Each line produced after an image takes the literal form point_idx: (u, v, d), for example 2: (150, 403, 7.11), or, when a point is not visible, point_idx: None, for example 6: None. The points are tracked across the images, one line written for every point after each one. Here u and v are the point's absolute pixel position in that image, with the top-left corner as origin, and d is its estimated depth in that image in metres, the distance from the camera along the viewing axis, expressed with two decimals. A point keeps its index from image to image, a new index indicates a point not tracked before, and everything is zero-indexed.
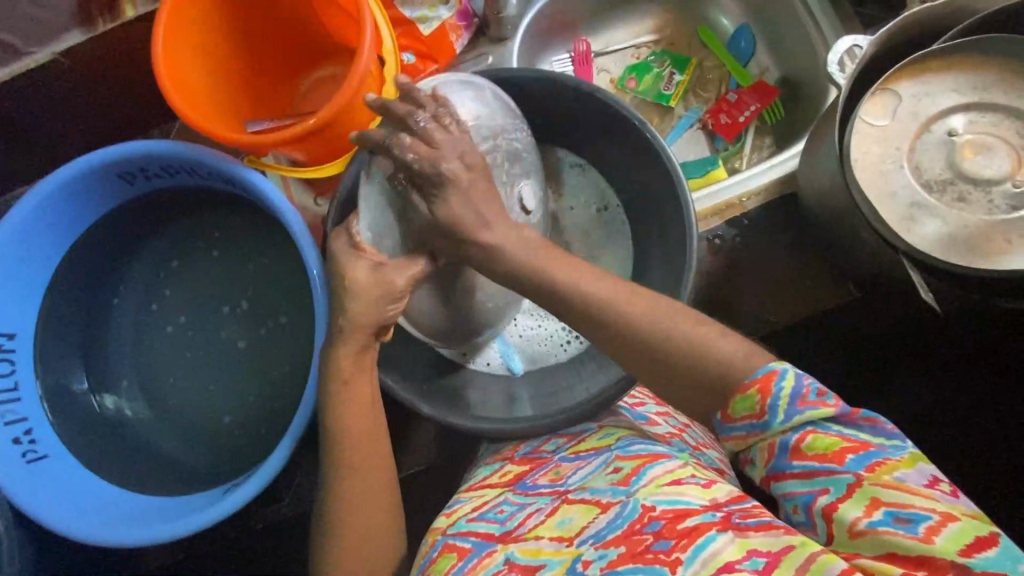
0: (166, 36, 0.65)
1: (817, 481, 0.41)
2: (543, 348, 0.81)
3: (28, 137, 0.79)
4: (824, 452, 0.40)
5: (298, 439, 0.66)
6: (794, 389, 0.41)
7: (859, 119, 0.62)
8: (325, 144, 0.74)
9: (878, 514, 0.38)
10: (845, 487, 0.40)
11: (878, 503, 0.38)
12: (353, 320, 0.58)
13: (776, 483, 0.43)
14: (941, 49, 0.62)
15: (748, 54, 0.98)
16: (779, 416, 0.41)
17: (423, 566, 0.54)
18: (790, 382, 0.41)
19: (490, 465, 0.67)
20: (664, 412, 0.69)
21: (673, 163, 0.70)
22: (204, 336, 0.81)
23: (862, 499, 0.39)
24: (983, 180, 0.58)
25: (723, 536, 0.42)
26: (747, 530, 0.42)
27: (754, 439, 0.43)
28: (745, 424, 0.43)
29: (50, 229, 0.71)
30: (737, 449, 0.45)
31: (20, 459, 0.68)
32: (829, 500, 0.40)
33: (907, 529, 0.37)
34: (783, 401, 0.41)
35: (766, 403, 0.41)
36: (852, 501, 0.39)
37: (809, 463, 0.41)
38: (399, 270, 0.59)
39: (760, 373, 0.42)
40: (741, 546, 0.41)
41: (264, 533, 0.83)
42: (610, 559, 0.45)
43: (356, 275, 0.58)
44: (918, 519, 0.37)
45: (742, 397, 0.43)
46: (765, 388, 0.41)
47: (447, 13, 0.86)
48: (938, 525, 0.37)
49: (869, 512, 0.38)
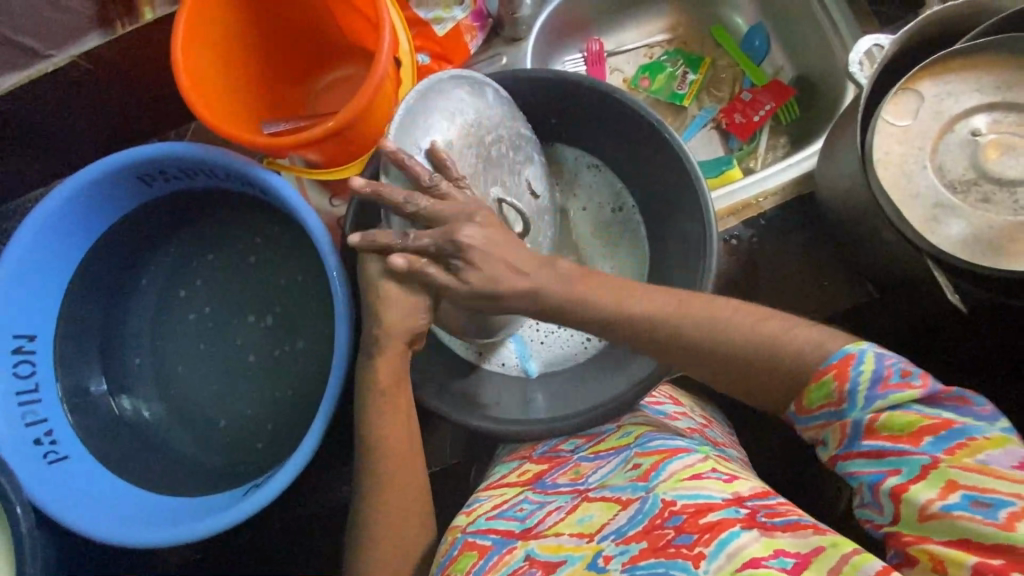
0: (185, 38, 0.65)
1: (886, 460, 0.40)
2: (561, 349, 0.81)
3: (46, 140, 0.79)
4: (898, 432, 0.40)
5: (318, 440, 0.67)
6: (874, 372, 0.41)
7: (881, 119, 0.61)
8: (342, 145, 0.75)
9: (955, 497, 0.37)
10: (919, 468, 0.39)
11: (955, 485, 0.37)
12: (391, 330, 0.58)
13: (843, 462, 0.43)
14: (963, 49, 0.61)
15: (762, 54, 0.98)
16: (860, 401, 0.41)
17: (442, 565, 0.54)
18: (870, 366, 0.41)
19: (507, 465, 0.67)
20: (683, 411, 0.69)
21: (693, 162, 0.70)
22: (220, 337, 0.81)
23: (937, 481, 0.38)
24: (1009, 180, 0.57)
25: (747, 533, 0.42)
26: (774, 530, 0.43)
27: (835, 428, 0.43)
28: (823, 413, 0.43)
29: (69, 231, 0.71)
30: (817, 439, 0.45)
31: (41, 460, 0.70)
32: (899, 480, 0.39)
33: (985, 514, 0.36)
34: (862, 385, 0.41)
35: (844, 388, 0.42)
36: (925, 483, 0.38)
37: (880, 442, 0.40)
38: (434, 283, 0.58)
39: (838, 357, 0.43)
40: (767, 544, 0.41)
41: (281, 533, 0.83)
42: (632, 554, 0.45)
43: (392, 290, 0.57)
44: (999, 504, 0.36)
45: (819, 384, 0.43)
46: (842, 373, 0.42)
47: (461, 14, 0.87)
48: (1022, 512, 0.35)
49: (943, 495, 0.38)
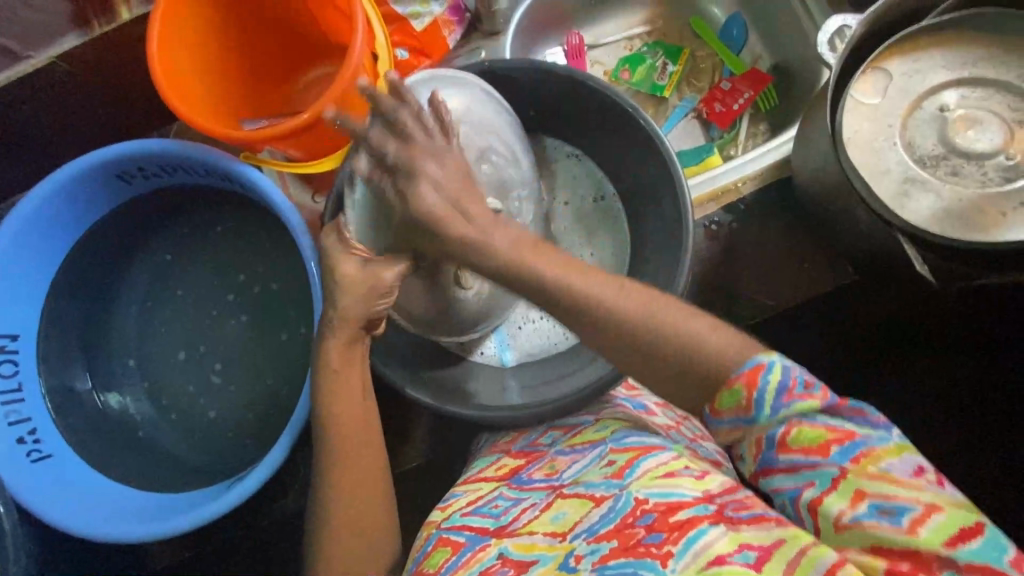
0: (159, 37, 0.65)
1: (803, 474, 0.41)
2: (541, 337, 0.82)
3: (28, 142, 0.80)
4: (809, 445, 0.41)
5: (299, 431, 0.66)
6: (780, 382, 0.41)
7: (850, 98, 0.62)
8: (316, 140, 0.75)
9: (863, 507, 0.39)
10: (831, 480, 0.41)
11: (862, 495, 0.40)
12: (343, 314, 0.55)
13: (764, 479, 0.44)
14: (930, 26, 0.62)
15: (740, 42, 0.98)
16: (767, 408, 0.42)
17: (418, 559, 0.54)
18: (777, 376, 0.42)
19: (486, 458, 0.66)
20: (663, 403, 0.68)
21: (667, 147, 0.70)
22: (204, 333, 0.82)
23: (847, 491, 0.40)
24: (976, 153, 0.58)
25: (714, 530, 0.42)
26: (739, 524, 0.43)
27: (741, 431, 0.43)
28: (733, 418, 0.43)
29: (52, 230, 0.72)
30: (727, 441, 0.45)
31: (25, 460, 0.70)
32: (815, 493, 0.41)
33: (890, 521, 0.39)
34: (769, 394, 0.42)
35: (753, 396, 0.42)
36: (836, 494, 0.40)
37: (794, 457, 0.41)
38: (387, 263, 0.54)
39: (749, 366, 0.42)
40: (733, 539, 0.42)
41: (268, 530, 0.83)
42: (602, 553, 0.45)
43: (342, 269, 0.54)
44: (901, 511, 0.38)
45: (730, 390, 0.43)
46: (752, 382, 0.42)
47: (439, 9, 0.88)
48: (922, 516, 0.38)
49: (853, 505, 0.40)
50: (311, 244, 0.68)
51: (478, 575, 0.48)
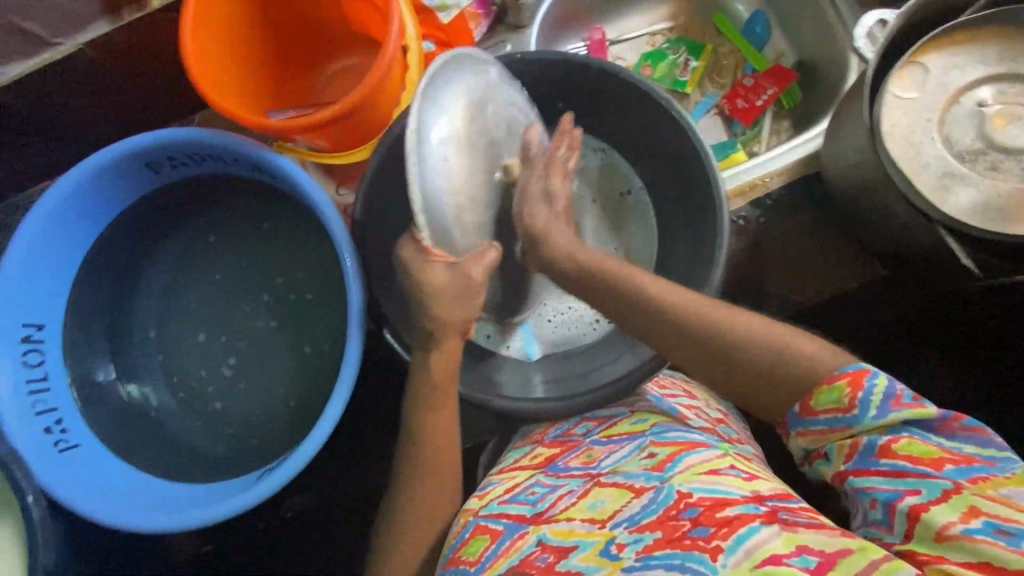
0: (193, 24, 0.65)
1: (906, 480, 0.40)
2: (566, 331, 0.81)
3: (52, 130, 0.79)
4: (919, 455, 0.40)
5: (332, 425, 0.66)
6: (887, 389, 0.42)
7: (889, 92, 0.62)
8: (346, 132, 0.75)
9: (977, 522, 0.37)
10: (941, 492, 0.39)
11: (977, 511, 0.37)
12: (441, 320, 0.59)
13: (860, 480, 0.43)
14: (967, 22, 0.62)
15: (764, 39, 0.98)
16: (872, 411, 0.42)
17: (453, 547, 0.54)
18: (884, 383, 0.42)
19: (520, 449, 0.66)
20: (695, 405, 0.67)
21: (700, 140, 0.70)
22: (229, 325, 0.81)
23: (959, 506, 0.38)
24: (1014, 149, 0.59)
25: (767, 529, 0.41)
26: (796, 527, 0.42)
27: (840, 433, 0.43)
28: (828, 418, 0.44)
29: (79, 217, 0.71)
30: (813, 445, 0.46)
31: (52, 448, 0.68)
32: (919, 501, 0.39)
33: (1009, 541, 0.36)
34: (875, 398, 0.42)
35: (856, 396, 0.42)
36: (947, 505, 0.38)
37: (900, 462, 0.41)
38: (475, 263, 0.58)
39: (852, 369, 0.43)
40: (790, 540, 0.40)
41: (291, 522, 0.83)
42: (647, 543, 0.44)
43: (433, 279, 0.58)
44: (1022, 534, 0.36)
45: (827, 389, 0.44)
46: (857, 383, 0.43)
47: (466, 2, 0.87)
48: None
49: (965, 519, 0.37)
50: (346, 235, 0.67)
51: (517, 564, 0.48)
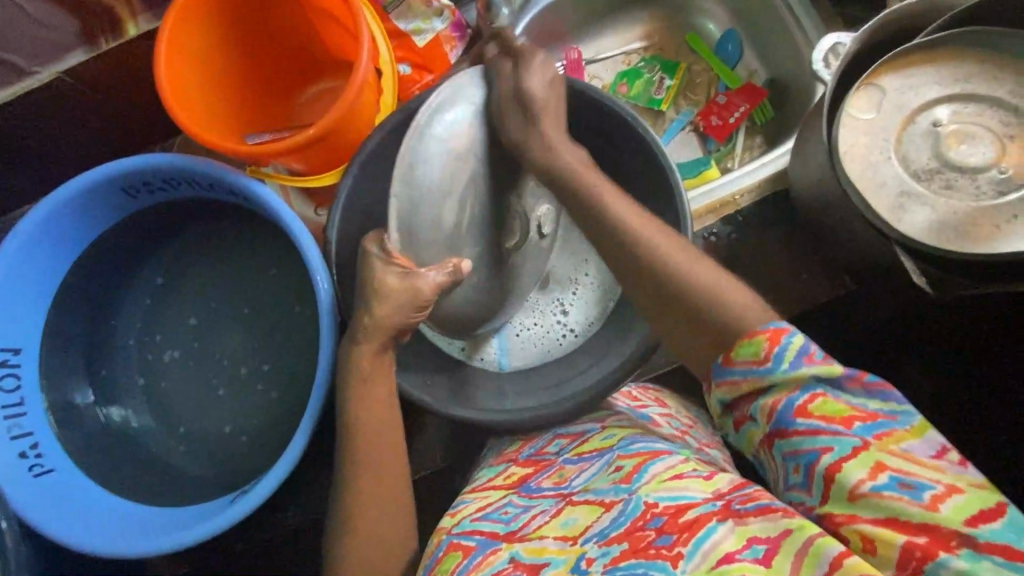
0: (168, 52, 0.66)
1: (821, 439, 0.39)
2: (537, 344, 0.82)
3: (32, 158, 0.80)
4: (831, 414, 0.39)
5: (305, 445, 0.66)
6: (803, 345, 0.41)
7: (846, 112, 0.63)
8: (322, 153, 0.76)
9: (883, 478, 0.37)
10: (851, 449, 0.39)
11: (884, 466, 0.38)
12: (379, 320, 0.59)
13: (778, 441, 0.42)
14: (921, 44, 0.63)
15: (736, 57, 1.00)
16: (785, 365, 0.41)
17: (428, 567, 0.54)
18: (800, 340, 0.41)
19: (494, 468, 0.66)
20: (666, 414, 0.68)
21: (667, 159, 0.71)
22: (207, 346, 0.82)
23: (867, 462, 0.38)
24: (968, 168, 0.60)
25: (723, 527, 0.42)
26: (746, 517, 0.42)
27: (751, 385, 0.42)
28: (745, 371, 0.42)
29: (54, 247, 0.72)
30: (730, 396, 0.44)
31: (27, 473, 0.69)
32: (833, 459, 0.39)
33: (911, 495, 0.37)
34: (791, 353, 0.41)
35: (773, 351, 0.41)
36: (856, 462, 0.38)
37: (814, 422, 0.40)
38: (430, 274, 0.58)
39: (773, 326, 0.42)
40: (740, 535, 0.41)
41: (270, 542, 0.83)
42: (614, 555, 0.44)
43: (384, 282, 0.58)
44: (922, 486, 0.37)
45: (749, 341, 0.43)
46: (775, 339, 0.41)
47: (441, 25, 0.89)
48: (942, 494, 0.36)
49: (873, 475, 0.38)
50: (318, 257, 0.69)
51: None
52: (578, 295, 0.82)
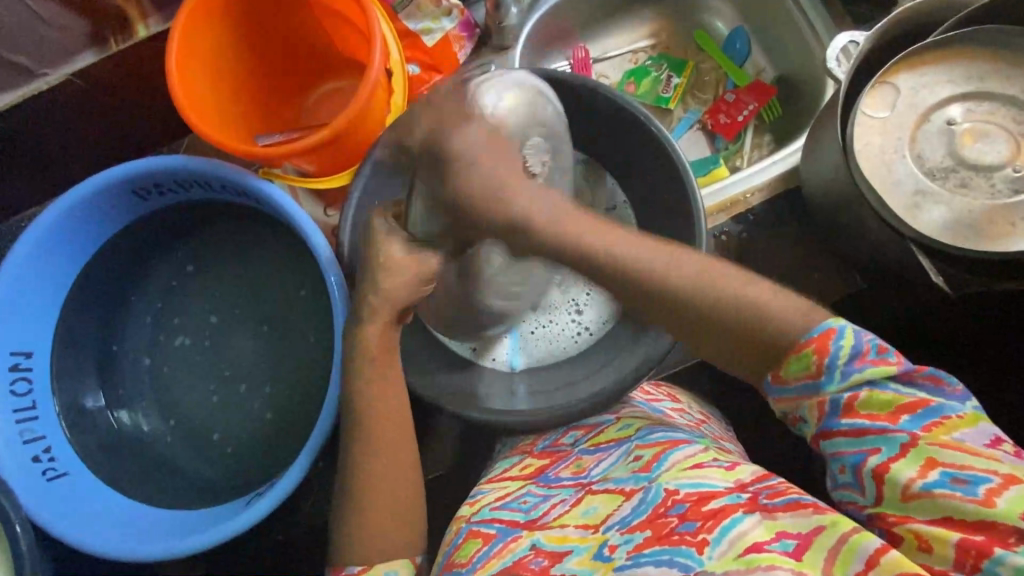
0: (179, 54, 0.66)
1: (868, 439, 0.40)
2: (552, 345, 0.82)
3: (41, 160, 0.80)
4: (878, 411, 0.40)
5: (318, 448, 0.66)
6: (853, 346, 0.41)
7: (861, 111, 0.63)
8: (333, 155, 0.76)
9: (934, 475, 0.38)
10: (900, 447, 0.39)
11: (934, 463, 0.38)
12: (385, 297, 0.58)
13: (825, 442, 0.42)
14: (935, 42, 0.63)
15: (743, 55, 1.00)
16: (837, 374, 0.40)
17: (447, 554, 0.54)
18: (849, 340, 0.41)
19: (509, 459, 0.66)
20: (680, 408, 0.69)
21: (681, 158, 0.71)
22: (218, 348, 0.81)
23: (917, 459, 0.38)
24: (983, 166, 0.60)
25: (750, 517, 0.42)
26: (775, 512, 0.42)
27: (810, 399, 0.42)
28: (799, 386, 0.42)
29: (66, 251, 0.72)
30: (786, 411, 0.44)
31: (40, 476, 0.69)
32: (881, 460, 0.39)
33: (965, 490, 0.37)
34: (841, 359, 0.40)
35: (823, 362, 0.41)
36: (906, 460, 0.39)
37: (860, 421, 0.40)
38: (433, 251, 0.59)
39: (818, 331, 0.42)
40: (770, 527, 0.41)
41: (282, 544, 0.83)
42: (637, 543, 0.45)
43: (391, 252, 0.58)
44: (976, 480, 0.37)
45: (797, 357, 0.42)
46: (823, 346, 0.41)
47: (450, 25, 0.89)
48: (998, 487, 0.36)
49: (924, 473, 0.38)
50: (331, 257, 0.69)
51: (510, 565, 0.48)
52: (592, 295, 0.83)
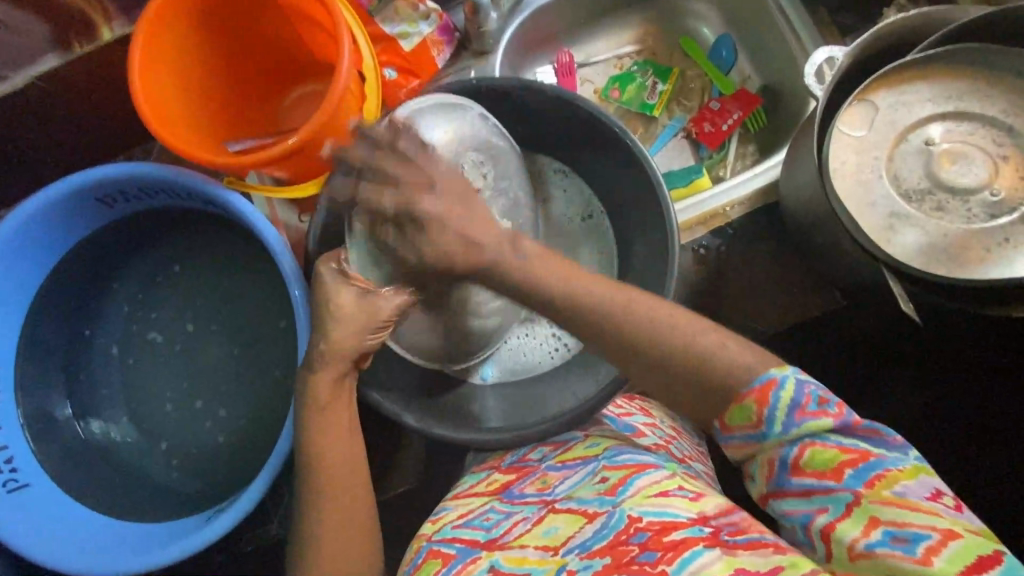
0: (142, 61, 0.64)
1: (814, 498, 0.40)
2: (527, 358, 0.81)
3: (7, 164, 0.79)
4: (823, 469, 0.39)
5: (282, 464, 0.65)
6: (793, 399, 0.40)
7: (837, 128, 0.62)
8: (303, 163, 0.74)
9: (877, 534, 0.37)
10: (845, 506, 0.39)
11: (877, 521, 0.37)
12: (334, 346, 0.56)
13: (776, 501, 0.42)
14: (917, 59, 0.61)
15: (730, 63, 0.98)
16: (778, 425, 0.41)
17: (407, 573, 0.53)
18: (790, 393, 0.41)
19: (475, 474, 0.65)
20: (651, 422, 0.68)
21: (654, 170, 0.70)
22: (187, 357, 0.80)
23: (861, 518, 0.38)
24: (960, 189, 0.59)
25: (710, 552, 0.41)
26: (736, 549, 0.41)
27: (751, 448, 0.43)
28: (743, 434, 0.43)
29: (31, 257, 0.71)
30: (735, 457, 0.44)
31: (1, 489, 0.68)
32: (828, 519, 0.39)
33: (905, 549, 0.36)
34: (781, 411, 0.41)
35: (763, 412, 0.41)
36: (851, 520, 0.38)
37: (807, 480, 0.40)
38: (387, 297, 0.56)
39: (761, 381, 0.42)
40: (729, 564, 0.40)
41: (253, 555, 0.82)
42: (595, 569, 0.44)
43: (341, 301, 0.56)
44: (917, 538, 0.36)
45: (739, 407, 0.43)
46: (763, 397, 0.41)
47: (428, 29, 0.87)
48: (938, 545, 0.36)
49: (867, 532, 0.38)
50: (296, 270, 0.67)
51: None
52: None
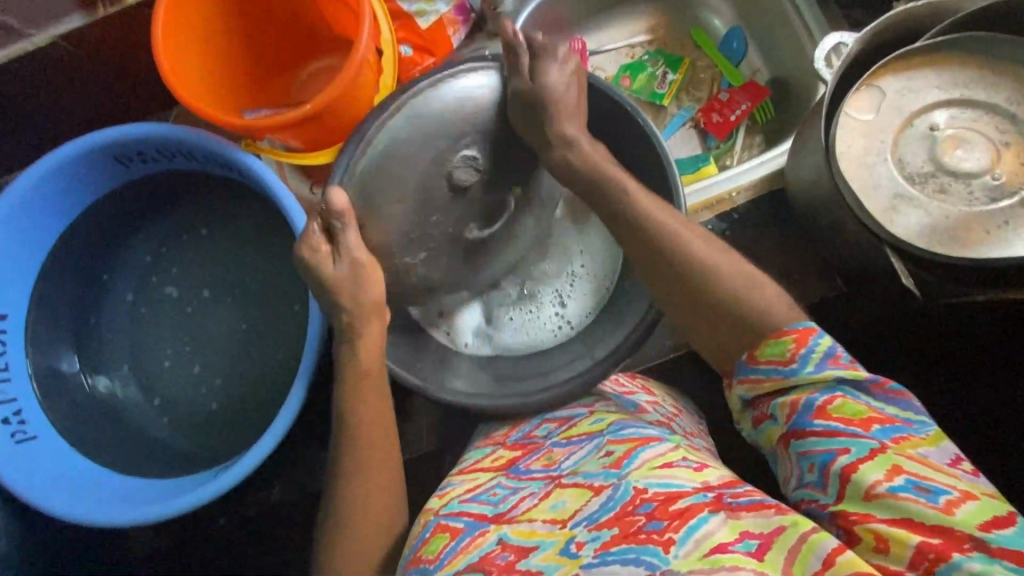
0: (166, 22, 0.65)
1: (837, 439, 0.40)
2: (531, 333, 0.82)
3: (26, 123, 0.80)
4: (850, 416, 0.41)
5: (289, 423, 0.66)
6: (829, 347, 0.43)
7: (844, 112, 0.63)
8: (319, 132, 0.76)
9: (899, 479, 0.38)
10: (868, 450, 0.39)
11: (899, 469, 0.38)
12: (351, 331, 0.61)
13: (796, 442, 0.43)
14: (923, 47, 0.63)
15: (740, 54, 1.00)
16: (810, 366, 0.43)
17: (414, 548, 0.53)
18: (827, 343, 0.43)
19: (481, 450, 0.64)
20: (653, 401, 0.68)
21: (665, 150, 0.71)
22: (196, 320, 0.81)
23: (884, 464, 0.39)
24: (963, 173, 0.61)
25: (715, 518, 0.42)
26: (739, 511, 0.42)
27: (774, 384, 0.44)
28: (769, 368, 0.45)
29: (46, 211, 0.72)
30: (752, 394, 0.46)
31: (9, 438, 0.69)
32: (849, 460, 0.40)
33: (926, 498, 0.37)
34: (817, 354, 0.43)
35: (799, 351, 0.43)
36: (873, 464, 0.39)
37: (833, 423, 0.41)
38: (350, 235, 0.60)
39: (800, 326, 0.44)
40: (733, 528, 0.41)
41: (253, 519, 0.83)
42: (604, 540, 0.44)
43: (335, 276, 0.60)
44: (937, 490, 0.37)
45: (775, 342, 0.45)
46: (802, 338, 0.43)
47: (444, 8, 0.88)
48: (957, 500, 0.37)
49: (889, 477, 0.38)
50: None
51: (476, 561, 0.46)
52: (576, 287, 0.83)
